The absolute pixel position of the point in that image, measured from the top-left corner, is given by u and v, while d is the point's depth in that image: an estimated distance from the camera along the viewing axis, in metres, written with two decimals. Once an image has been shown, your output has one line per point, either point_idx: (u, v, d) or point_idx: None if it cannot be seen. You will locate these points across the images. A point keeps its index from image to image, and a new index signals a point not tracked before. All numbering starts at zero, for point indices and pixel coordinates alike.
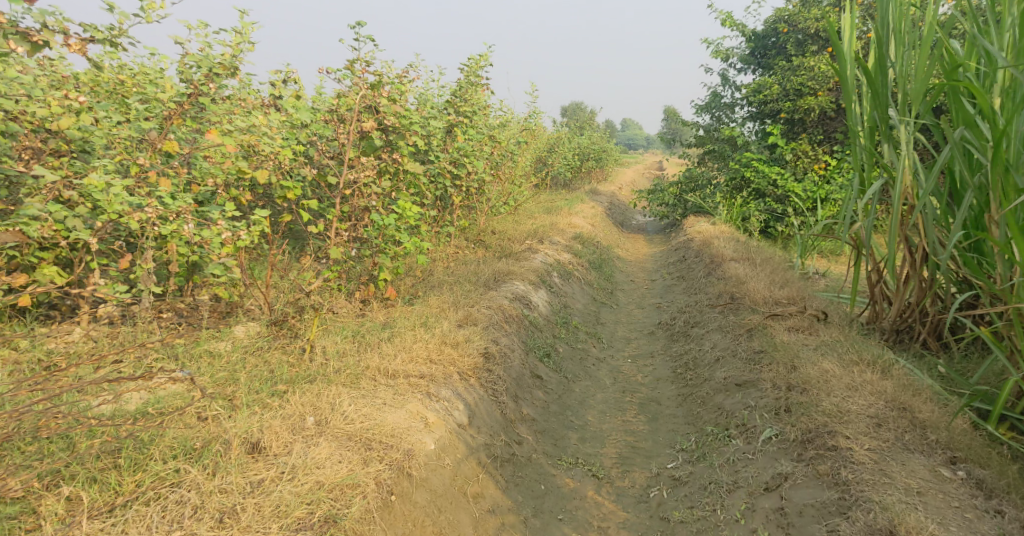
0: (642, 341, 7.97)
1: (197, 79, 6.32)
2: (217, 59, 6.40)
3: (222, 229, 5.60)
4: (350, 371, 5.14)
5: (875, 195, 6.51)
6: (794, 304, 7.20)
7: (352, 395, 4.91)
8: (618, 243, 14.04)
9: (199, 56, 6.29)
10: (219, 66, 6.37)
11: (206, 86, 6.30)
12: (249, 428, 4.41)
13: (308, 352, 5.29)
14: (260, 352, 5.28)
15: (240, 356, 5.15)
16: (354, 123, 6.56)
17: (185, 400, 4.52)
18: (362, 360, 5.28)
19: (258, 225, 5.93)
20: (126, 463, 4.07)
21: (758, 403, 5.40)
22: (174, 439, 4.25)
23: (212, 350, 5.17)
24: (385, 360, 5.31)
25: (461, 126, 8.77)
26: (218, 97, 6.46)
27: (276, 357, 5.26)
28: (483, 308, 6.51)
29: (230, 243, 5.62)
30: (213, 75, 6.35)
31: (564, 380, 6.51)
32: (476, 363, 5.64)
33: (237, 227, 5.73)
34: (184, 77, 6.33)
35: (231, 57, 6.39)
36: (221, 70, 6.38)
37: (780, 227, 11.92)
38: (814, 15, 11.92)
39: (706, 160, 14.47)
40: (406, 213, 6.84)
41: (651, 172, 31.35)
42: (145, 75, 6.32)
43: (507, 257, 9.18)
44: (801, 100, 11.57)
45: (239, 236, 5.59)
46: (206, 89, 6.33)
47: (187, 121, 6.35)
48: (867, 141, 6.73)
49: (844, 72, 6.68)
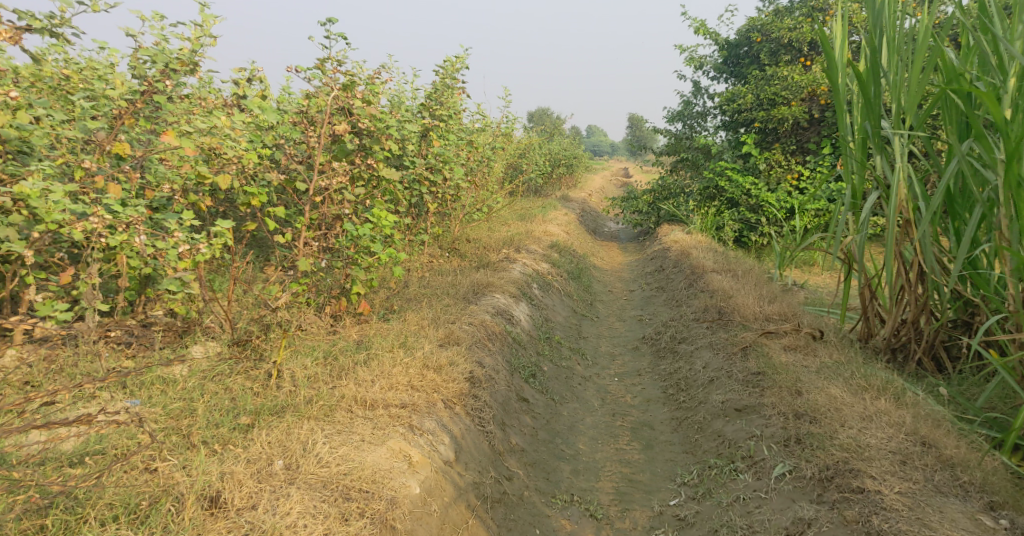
0: (627, 358, 7.62)
1: (152, 74, 5.97)
2: (175, 54, 6.08)
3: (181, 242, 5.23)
4: (324, 402, 4.70)
5: (869, 208, 6.14)
6: (786, 320, 6.88)
7: (327, 430, 4.50)
8: (593, 251, 13.73)
9: (154, 50, 5.93)
10: (176, 61, 6.05)
11: (161, 83, 5.94)
12: (207, 481, 3.96)
13: (274, 379, 4.88)
14: (222, 379, 4.84)
15: (198, 384, 4.73)
16: (326, 126, 6.18)
17: (133, 442, 4.11)
18: (337, 388, 4.85)
19: (220, 237, 5.50)
20: (54, 526, 3.64)
21: (764, 432, 5.10)
22: (115, 496, 3.82)
23: (166, 379, 4.72)
24: (362, 388, 4.88)
25: (437, 130, 8.42)
26: (178, 95, 6.15)
27: (239, 385, 4.82)
28: (464, 324, 6.11)
29: (190, 258, 5.22)
30: (169, 72, 6.02)
31: (551, 402, 6.14)
32: (461, 389, 5.25)
33: (197, 239, 5.30)
34: (137, 73, 5.95)
35: (189, 52, 6.07)
36: (178, 65, 6.05)
37: (755, 236, 11.68)
38: (788, 24, 11.63)
39: (680, 168, 14.21)
40: (381, 222, 6.46)
41: (618, 179, 31.27)
42: (93, 71, 5.96)
43: (484, 268, 8.80)
44: (775, 109, 11.30)
45: (200, 251, 5.17)
46: (161, 86, 5.96)
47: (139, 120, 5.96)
48: (858, 152, 6.36)
49: (836, 80, 6.39)
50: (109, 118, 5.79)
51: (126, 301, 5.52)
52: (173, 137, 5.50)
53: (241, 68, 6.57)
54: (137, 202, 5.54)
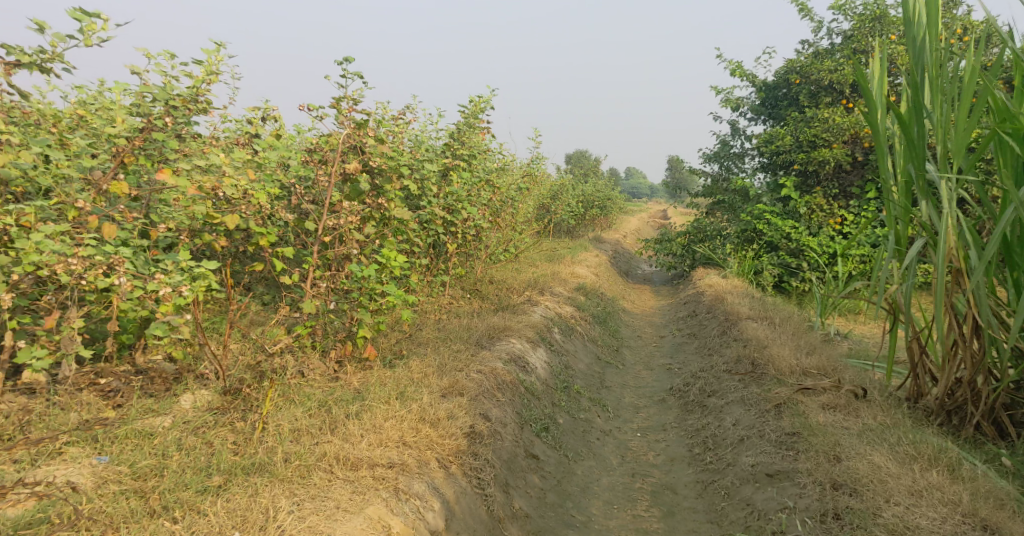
0: (652, 411, 7.14)
1: (154, 112, 5.67)
2: (179, 92, 5.81)
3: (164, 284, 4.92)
4: (301, 461, 4.37)
5: (914, 256, 5.61)
6: (825, 375, 6.32)
7: (299, 494, 4.16)
8: (623, 294, 13.30)
9: (156, 87, 5.67)
10: (178, 98, 5.75)
11: (161, 121, 5.61)
12: None
13: (258, 431, 4.56)
14: (204, 432, 4.55)
15: (176, 437, 4.45)
16: (337, 165, 5.91)
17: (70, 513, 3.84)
18: (319, 444, 4.50)
19: (204, 278, 5.20)
20: None
21: (798, 504, 4.60)
22: None
23: (141, 432, 4.46)
24: (348, 444, 4.52)
25: (458, 170, 8.16)
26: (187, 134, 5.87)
27: (221, 439, 4.52)
28: (472, 372, 5.71)
29: (172, 301, 4.91)
30: (171, 109, 5.73)
31: (565, 459, 5.68)
32: (459, 446, 4.86)
33: (180, 281, 4.98)
34: (140, 110, 5.64)
35: (192, 91, 5.81)
36: (179, 102, 5.75)
37: (796, 282, 11.14)
38: (828, 66, 11.18)
39: (716, 211, 13.75)
40: (391, 263, 6.08)
41: (655, 221, 30.75)
42: (105, 110, 5.76)
43: (503, 311, 8.43)
44: (815, 151, 10.85)
45: (183, 294, 4.87)
46: (161, 123, 5.64)
47: (145, 157, 5.66)
48: (901, 196, 5.83)
49: (876, 121, 5.93)
50: (108, 155, 5.49)
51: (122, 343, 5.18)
52: (168, 174, 5.21)
53: (252, 108, 6.36)
54: (138, 242, 5.26)
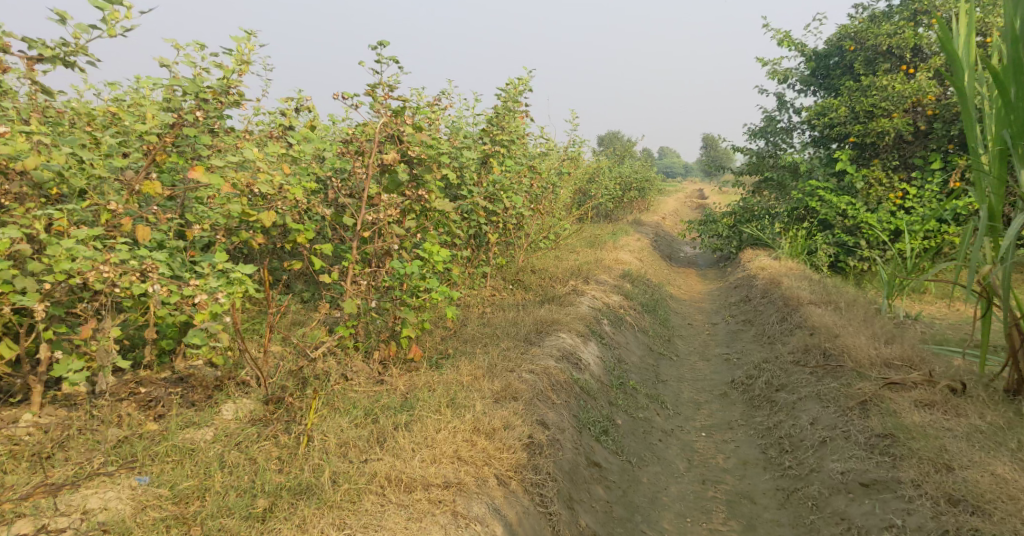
0: (714, 407, 6.66)
1: (184, 107, 5.07)
2: (208, 85, 5.21)
3: (200, 290, 4.45)
4: (350, 485, 4.02)
5: (1015, 232, 4.96)
6: (910, 367, 5.78)
7: (350, 524, 3.83)
8: (668, 279, 12.78)
9: (185, 79, 5.06)
10: (208, 91, 5.14)
11: (192, 115, 5.06)
12: None
13: (303, 446, 4.21)
14: (246, 446, 4.22)
15: (218, 452, 4.13)
16: (374, 155, 5.49)
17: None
18: (367, 464, 4.15)
19: (242, 285, 4.70)
20: None
21: (908, 522, 4.27)
22: None
23: (182, 448, 4.13)
24: (401, 462, 4.18)
25: (498, 156, 7.72)
26: (220, 128, 5.36)
27: (264, 454, 4.18)
28: (524, 374, 5.29)
29: (209, 308, 4.43)
30: (201, 103, 5.13)
31: (628, 466, 5.25)
32: (518, 460, 4.47)
33: (217, 287, 4.53)
34: (169, 105, 5.06)
35: (223, 82, 5.22)
36: (212, 94, 5.14)
37: (854, 261, 10.41)
38: (887, 30, 10.49)
39: (762, 189, 13.06)
40: (434, 258, 5.65)
41: (692, 201, 30.01)
42: (135, 107, 5.34)
43: (550, 302, 7.97)
44: (873, 122, 10.19)
45: (220, 300, 4.39)
46: (192, 118, 5.07)
47: (179, 154, 5.12)
48: (995, 167, 5.19)
49: (962, 85, 5.29)
50: (140, 153, 4.98)
51: (160, 349, 4.79)
52: (202, 172, 4.70)
53: (286, 98, 5.97)
54: (172, 243, 4.79)
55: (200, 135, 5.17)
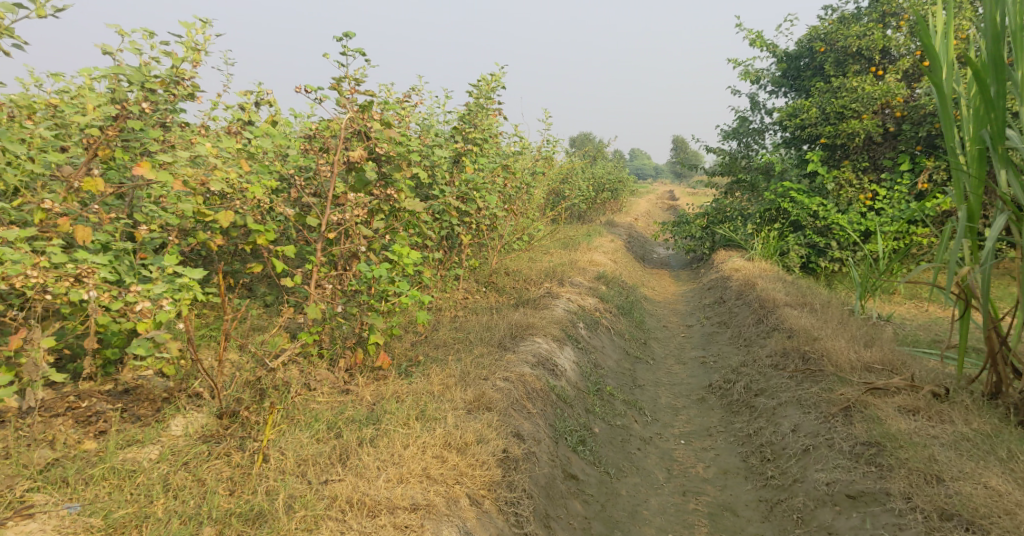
0: (692, 412, 6.52)
1: (130, 97, 4.78)
2: (156, 75, 4.96)
3: (143, 297, 4.17)
4: (310, 509, 3.81)
5: (995, 231, 4.74)
6: (889, 370, 5.66)
7: None
8: (642, 281, 12.66)
9: (129, 67, 4.78)
10: (155, 81, 4.90)
11: (138, 107, 4.76)
12: None
13: (258, 465, 4.01)
14: (194, 466, 4.00)
15: (162, 474, 3.90)
16: (340, 152, 5.26)
17: None
18: (326, 487, 3.95)
19: (189, 292, 4.42)
20: None
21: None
22: None
23: (121, 471, 3.88)
24: (365, 483, 3.98)
25: (470, 155, 7.52)
26: (172, 122, 5.11)
27: (214, 475, 3.96)
28: (498, 382, 5.13)
29: (153, 316, 4.16)
30: (148, 94, 4.85)
31: (606, 478, 5.08)
32: (492, 477, 4.30)
33: (161, 294, 4.24)
34: (112, 93, 4.79)
35: (171, 71, 4.95)
36: (159, 86, 4.90)
37: (825, 262, 10.35)
38: (856, 32, 10.43)
39: (735, 191, 12.96)
40: (404, 260, 5.44)
41: (663, 202, 30.00)
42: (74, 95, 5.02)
43: (524, 306, 7.79)
44: (843, 124, 10.12)
45: (165, 308, 4.12)
46: (138, 110, 4.79)
47: (125, 149, 4.79)
48: (973, 168, 5.00)
49: (941, 82, 5.11)
50: (80, 147, 4.66)
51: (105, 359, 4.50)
52: (148, 169, 4.37)
53: (246, 92, 5.75)
54: (119, 244, 4.51)
55: (148, 129, 4.89)
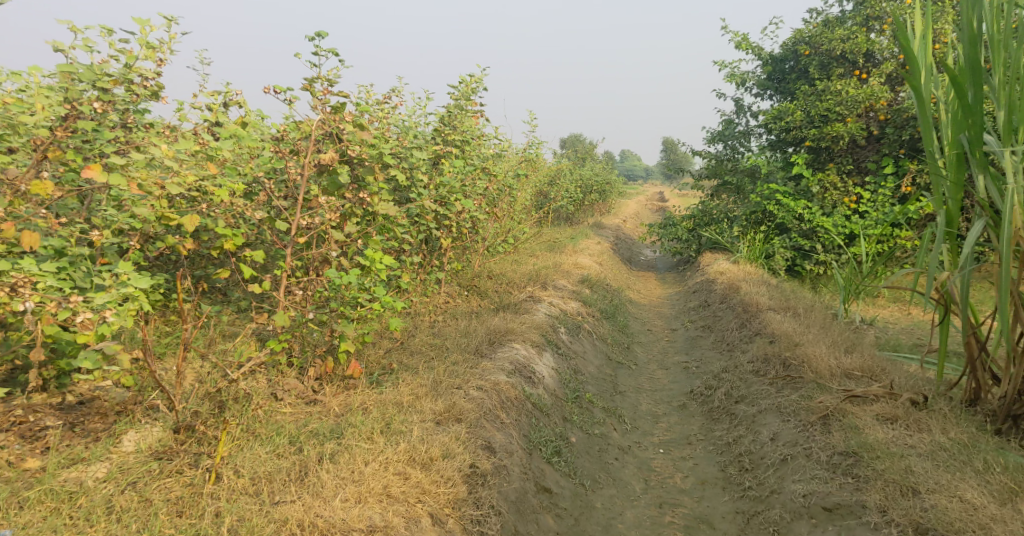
0: (673, 419, 6.43)
1: (83, 96, 4.65)
2: (109, 72, 4.82)
3: (84, 308, 3.97)
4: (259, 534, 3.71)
5: (972, 238, 4.67)
6: (869, 377, 5.59)
7: None
8: (628, 283, 12.57)
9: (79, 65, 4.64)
10: (108, 79, 4.76)
11: (89, 106, 4.58)
12: None
13: (208, 485, 3.93)
14: (142, 485, 3.90)
15: (106, 495, 3.80)
16: (310, 154, 5.13)
17: None
18: (275, 511, 3.84)
19: (135, 301, 4.22)
20: None
21: None
22: None
23: (60, 493, 3.76)
24: (320, 504, 3.89)
25: (450, 158, 7.39)
26: (131, 123, 4.95)
27: (162, 494, 3.88)
28: (471, 391, 5.03)
29: (94, 328, 3.96)
30: (102, 93, 4.71)
31: (580, 491, 4.99)
32: (456, 494, 4.20)
33: (104, 304, 4.05)
34: (62, 91, 4.65)
35: (125, 69, 4.81)
36: (111, 84, 4.76)
37: (810, 265, 10.27)
38: (840, 35, 10.36)
39: (721, 193, 12.87)
40: (376, 265, 5.28)
41: (652, 203, 29.94)
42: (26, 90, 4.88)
43: (504, 311, 7.68)
44: (828, 126, 10.04)
45: (106, 320, 3.92)
46: (90, 110, 4.62)
47: (77, 150, 4.62)
48: (951, 173, 4.92)
49: (920, 85, 5.03)
50: (28, 148, 4.48)
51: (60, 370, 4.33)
52: (98, 172, 4.22)
53: (212, 90, 5.61)
54: (73, 250, 4.34)
55: (103, 129, 4.74)
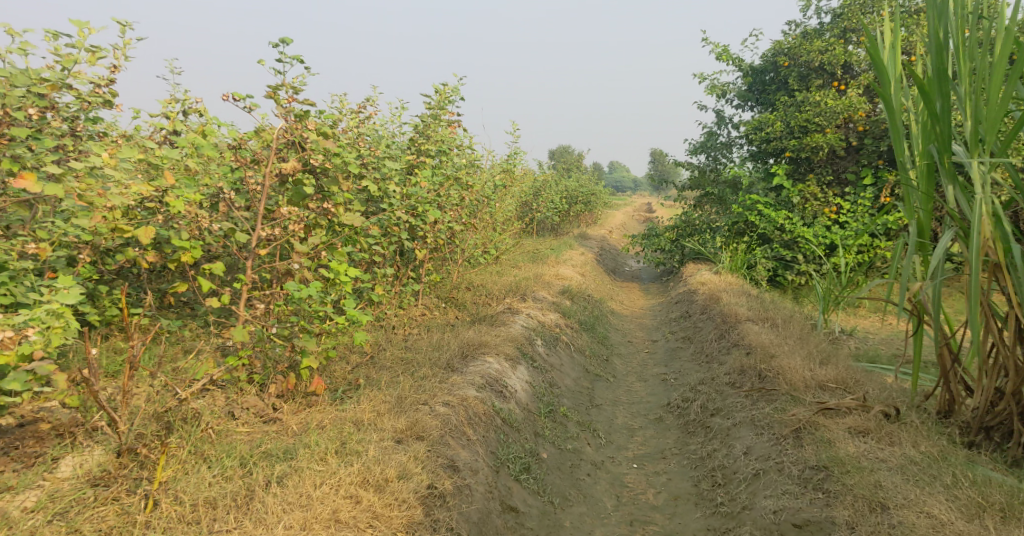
0: (648, 432, 6.33)
1: (20, 102, 4.49)
2: (45, 76, 4.65)
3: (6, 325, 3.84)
4: None
5: (942, 248, 4.60)
6: (844, 389, 5.51)
7: None
8: (610, 294, 12.47)
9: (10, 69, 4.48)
10: (43, 84, 4.59)
11: (24, 113, 4.44)
12: None
13: (141, 517, 3.78)
14: (74, 514, 3.75)
15: (34, 525, 3.64)
16: (272, 163, 5.01)
17: None
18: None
19: (61, 319, 4.07)
20: None
21: None
22: None
23: None
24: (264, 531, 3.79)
25: (423, 169, 7.27)
26: (77, 131, 4.80)
27: (92, 524, 3.72)
28: (437, 407, 4.92)
29: (16, 348, 3.80)
30: (38, 99, 4.55)
31: (549, 510, 4.88)
32: (411, 518, 4.08)
33: (27, 319, 3.90)
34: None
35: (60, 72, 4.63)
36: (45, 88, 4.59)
37: (791, 275, 10.21)
38: (818, 47, 10.33)
39: (703, 204, 12.78)
40: (341, 275, 5.16)
41: (640, 214, 29.90)
42: None
43: (479, 324, 7.55)
44: (807, 137, 9.99)
45: (29, 338, 3.78)
46: (25, 117, 4.48)
47: (14, 159, 4.45)
48: (922, 183, 4.86)
49: (890, 97, 4.98)
50: None
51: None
52: (32, 180, 4.14)
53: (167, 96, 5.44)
54: (17, 264, 4.23)
55: (43, 138, 4.59)
